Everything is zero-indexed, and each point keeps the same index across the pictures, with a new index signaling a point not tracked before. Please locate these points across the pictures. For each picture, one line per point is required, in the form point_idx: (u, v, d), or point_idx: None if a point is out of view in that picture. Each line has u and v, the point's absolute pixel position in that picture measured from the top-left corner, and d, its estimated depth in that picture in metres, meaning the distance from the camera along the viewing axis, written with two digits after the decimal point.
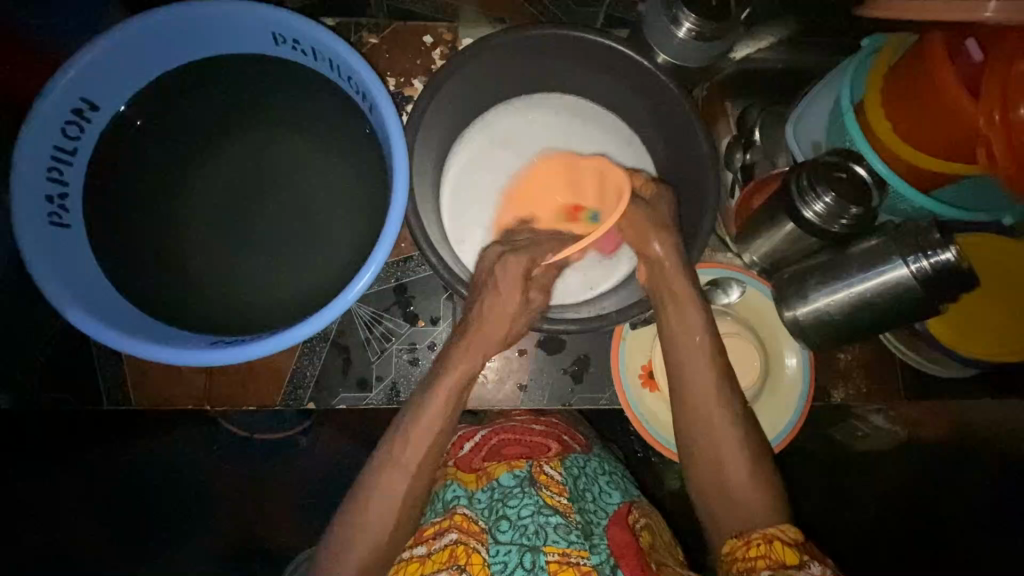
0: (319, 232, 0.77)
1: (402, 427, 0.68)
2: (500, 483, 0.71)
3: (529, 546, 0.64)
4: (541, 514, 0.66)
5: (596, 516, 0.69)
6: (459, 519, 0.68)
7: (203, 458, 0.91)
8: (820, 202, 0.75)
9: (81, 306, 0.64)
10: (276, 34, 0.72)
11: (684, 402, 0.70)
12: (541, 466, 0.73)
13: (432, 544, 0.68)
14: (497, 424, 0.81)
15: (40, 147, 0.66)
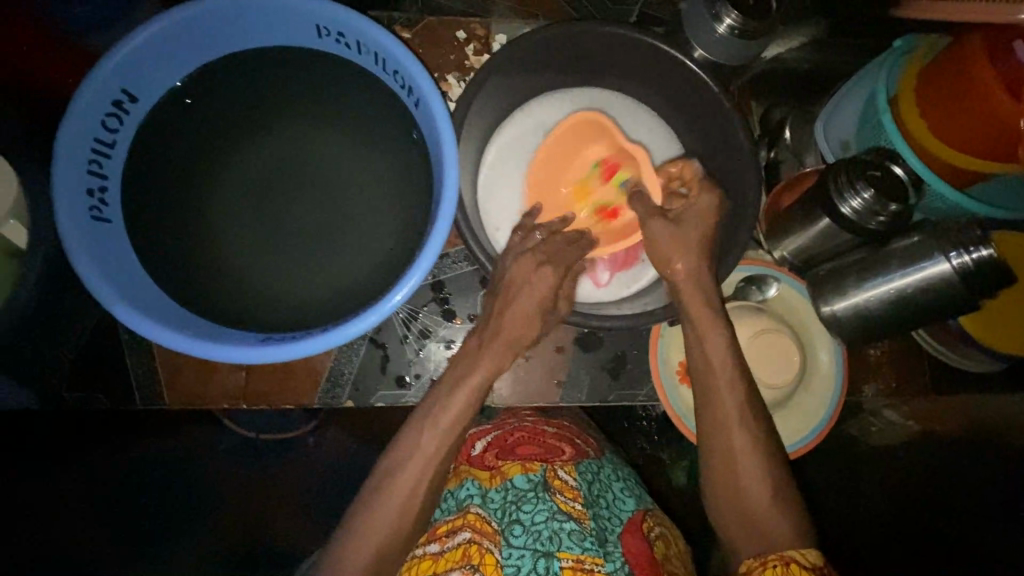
0: (360, 228, 0.76)
1: (423, 417, 0.70)
2: (514, 483, 0.71)
3: (542, 552, 0.66)
4: (555, 519, 0.68)
5: (610, 523, 0.70)
6: (472, 518, 0.69)
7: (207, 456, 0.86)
8: (858, 198, 0.76)
9: (127, 300, 0.62)
10: (321, 26, 0.70)
11: (713, 411, 0.72)
12: (556, 470, 0.73)
13: (445, 542, 0.69)
14: (507, 424, 0.81)
15: (81, 139, 0.65)
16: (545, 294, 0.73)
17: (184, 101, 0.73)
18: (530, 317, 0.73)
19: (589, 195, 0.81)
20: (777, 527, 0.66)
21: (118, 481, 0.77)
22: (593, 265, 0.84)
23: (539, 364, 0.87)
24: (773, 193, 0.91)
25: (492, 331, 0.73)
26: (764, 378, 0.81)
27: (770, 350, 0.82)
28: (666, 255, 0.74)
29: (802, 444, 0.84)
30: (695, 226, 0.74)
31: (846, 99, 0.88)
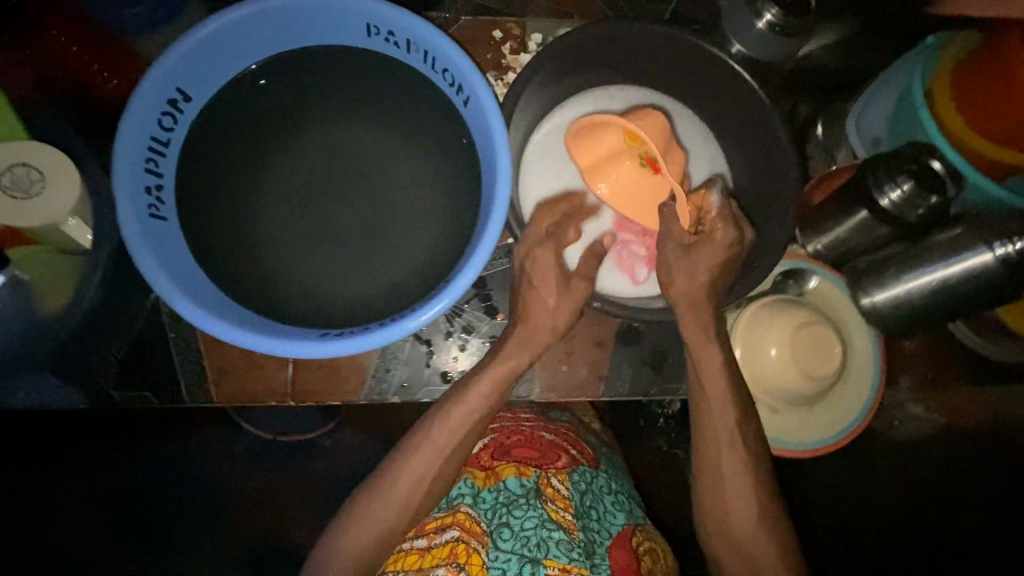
0: (408, 224, 0.76)
1: (433, 419, 0.76)
2: (507, 486, 0.81)
3: (529, 557, 0.74)
4: (544, 527, 0.77)
5: (599, 536, 0.79)
6: (462, 518, 0.79)
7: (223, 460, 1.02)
8: (898, 190, 0.78)
9: (190, 298, 0.63)
10: (372, 25, 0.71)
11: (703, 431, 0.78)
12: (549, 478, 0.82)
13: (433, 538, 0.78)
14: (509, 427, 0.89)
15: (140, 138, 0.65)
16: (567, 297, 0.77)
17: (258, 83, 0.74)
18: (547, 322, 0.78)
19: (630, 188, 0.79)
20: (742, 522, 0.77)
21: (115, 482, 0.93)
22: (636, 259, 0.85)
23: (580, 358, 0.88)
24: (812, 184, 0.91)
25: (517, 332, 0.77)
26: (806, 367, 0.82)
27: (812, 340, 0.82)
28: (667, 279, 0.77)
29: (834, 441, 0.87)
30: (702, 259, 0.75)
31: (876, 99, 0.89)
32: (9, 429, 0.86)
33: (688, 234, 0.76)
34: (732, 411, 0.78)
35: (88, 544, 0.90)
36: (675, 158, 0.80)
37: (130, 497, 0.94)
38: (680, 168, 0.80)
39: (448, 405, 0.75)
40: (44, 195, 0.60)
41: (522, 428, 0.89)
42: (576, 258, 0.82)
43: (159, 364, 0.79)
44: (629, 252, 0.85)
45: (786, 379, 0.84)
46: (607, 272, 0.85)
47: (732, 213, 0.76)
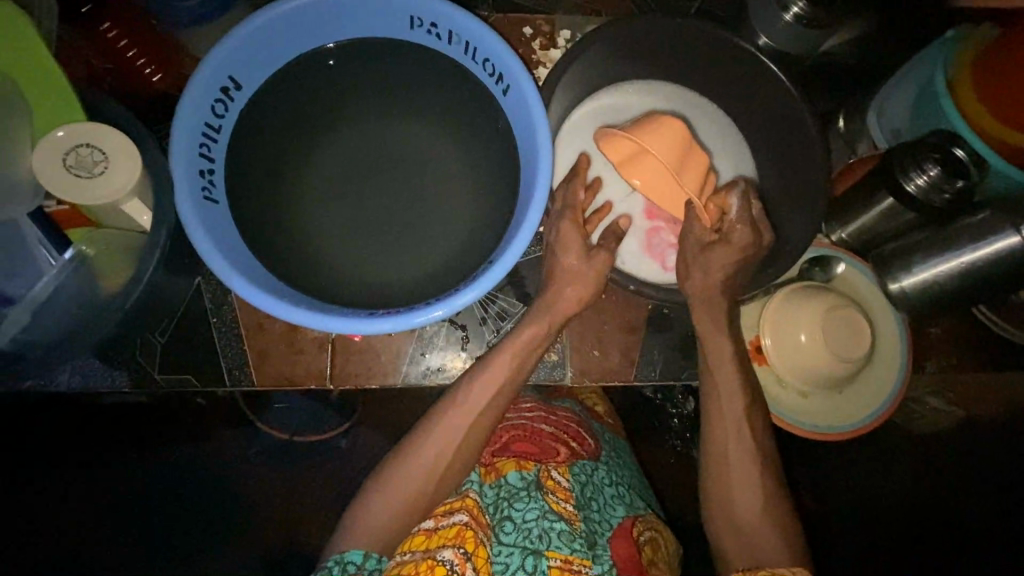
0: (448, 210, 0.78)
1: (450, 402, 0.78)
2: (507, 481, 0.82)
3: (531, 550, 0.77)
4: (546, 519, 0.78)
5: (600, 526, 0.83)
6: (469, 503, 0.79)
7: (242, 462, 1.21)
8: (924, 176, 0.80)
9: (243, 275, 0.64)
10: (415, 17, 0.73)
11: (710, 420, 0.82)
12: (549, 471, 0.84)
13: (441, 520, 0.78)
14: (507, 420, 0.89)
15: (194, 124, 0.67)
16: (597, 277, 0.78)
17: (327, 62, 0.76)
18: (576, 306, 0.79)
19: (659, 188, 0.76)
20: (750, 507, 0.80)
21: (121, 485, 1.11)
22: (665, 246, 0.87)
23: (610, 343, 0.89)
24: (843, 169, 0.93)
25: (546, 309, 0.78)
26: (837, 352, 0.83)
27: (844, 326, 0.83)
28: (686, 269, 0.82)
29: (859, 426, 0.88)
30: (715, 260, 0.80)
31: (896, 91, 0.91)
32: (11, 431, 0.96)
33: (709, 233, 0.80)
34: (739, 402, 0.81)
35: (89, 543, 1.10)
36: (694, 163, 0.79)
37: (132, 498, 1.12)
38: (702, 168, 0.79)
39: (470, 374, 0.77)
40: (106, 175, 0.61)
41: (522, 421, 0.89)
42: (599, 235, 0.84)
43: (201, 347, 0.80)
44: (653, 236, 0.88)
45: (817, 363, 0.85)
46: (637, 258, 0.87)
47: (751, 217, 0.79)
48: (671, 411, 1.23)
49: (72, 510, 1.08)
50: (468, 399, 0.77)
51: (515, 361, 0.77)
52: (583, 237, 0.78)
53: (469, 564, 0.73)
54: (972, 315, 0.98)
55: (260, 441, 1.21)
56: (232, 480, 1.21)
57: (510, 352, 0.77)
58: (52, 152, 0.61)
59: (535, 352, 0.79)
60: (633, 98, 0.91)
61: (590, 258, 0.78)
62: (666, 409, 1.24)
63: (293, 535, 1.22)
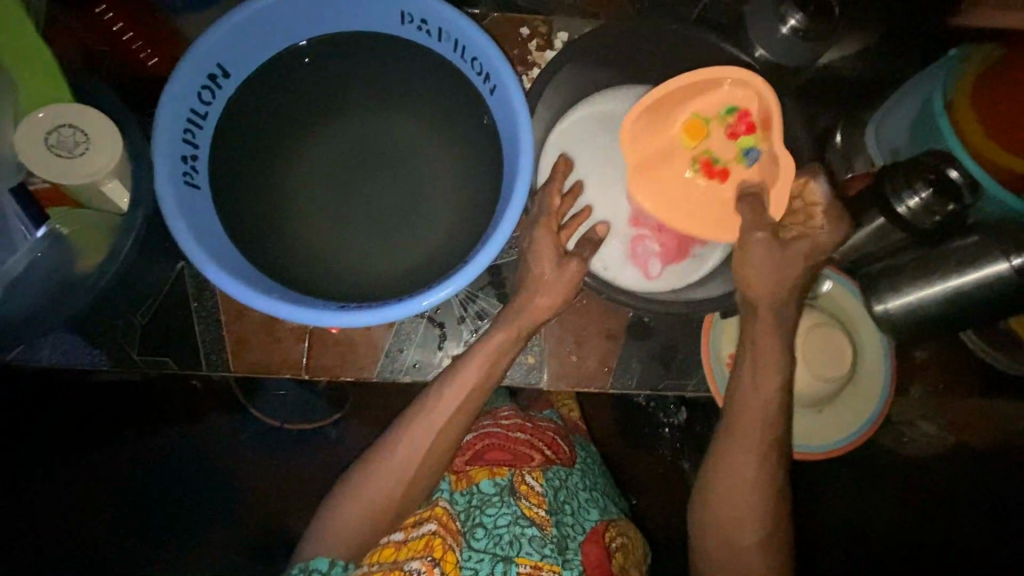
0: (428, 207, 0.78)
1: (427, 401, 0.78)
2: (480, 488, 0.82)
3: (501, 556, 0.76)
4: (517, 524, 0.78)
5: (573, 530, 0.82)
6: (439, 512, 0.80)
7: (231, 447, 1.20)
8: (916, 198, 0.78)
9: (216, 262, 0.65)
10: (405, 13, 0.73)
11: (736, 431, 0.79)
12: (523, 476, 0.83)
13: (411, 531, 0.79)
14: (482, 428, 0.88)
15: (180, 109, 0.67)
16: (569, 284, 0.77)
17: (303, 60, 0.76)
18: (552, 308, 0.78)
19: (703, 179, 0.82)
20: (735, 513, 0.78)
21: (119, 482, 1.13)
22: (645, 254, 0.87)
23: (589, 348, 0.89)
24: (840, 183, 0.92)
25: (517, 310, 0.78)
26: (816, 370, 0.83)
27: (823, 345, 0.83)
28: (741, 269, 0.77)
29: (840, 445, 0.87)
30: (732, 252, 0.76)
31: (898, 106, 0.88)
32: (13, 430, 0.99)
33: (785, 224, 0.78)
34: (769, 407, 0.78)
35: (89, 542, 1.11)
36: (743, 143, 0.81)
37: (131, 497, 1.14)
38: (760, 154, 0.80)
39: (444, 376, 0.77)
40: (88, 155, 0.62)
41: (498, 430, 0.88)
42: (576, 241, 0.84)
43: (180, 331, 0.81)
44: (632, 244, 0.87)
45: (799, 380, 0.85)
46: (618, 266, 0.87)
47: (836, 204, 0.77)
48: (662, 418, 1.23)
49: (73, 507, 1.10)
50: (443, 399, 0.76)
51: (487, 362, 0.77)
52: (557, 243, 0.78)
53: (437, 572, 0.74)
54: (960, 340, 0.96)
55: (250, 428, 1.21)
56: (216, 474, 1.19)
57: (482, 354, 0.77)
58: (32, 132, 0.61)
59: (508, 354, 0.79)
60: (623, 102, 0.89)
61: (561, 267, 0.77)
62: (656, 416, 1.23)
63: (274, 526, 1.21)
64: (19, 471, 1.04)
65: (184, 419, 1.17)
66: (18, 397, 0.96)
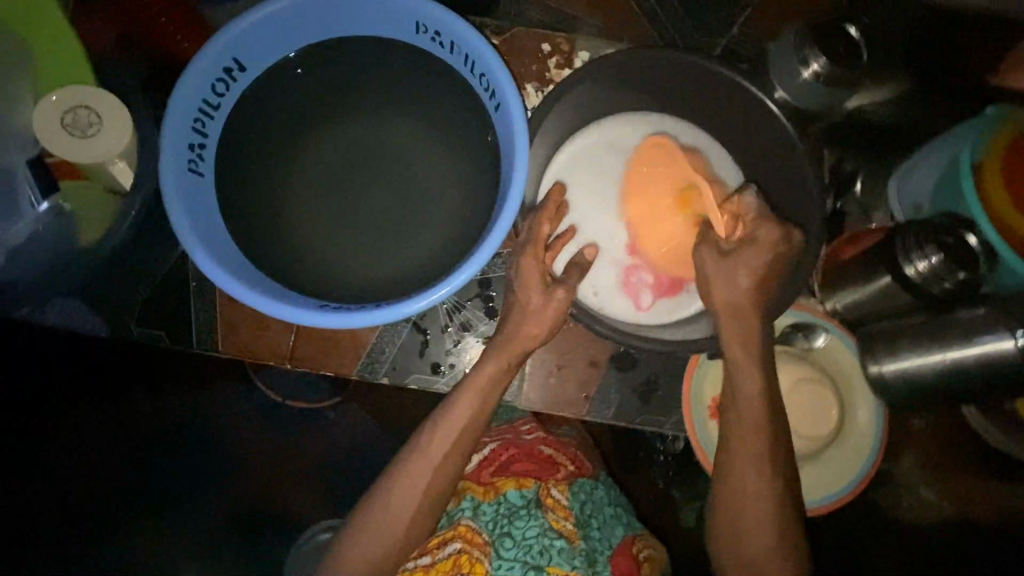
0: (423, 215, 0.79)
1: (427, 428, 0.77)
2: (507, 498, 0.83)
3: (532, 565, 0.77)
4: (546, 536, 0.79)
5: (601, 545, 0.82)
6: (463, 530, 0.80)
7: (224, 423, 1.08)
8: (925, 262, 0.77)
9: (207, 250, 0.67)
10: (420, 23, 0.74)
11: (723, 493, 0.76)
12: (549, 489, 0.85)
13: (436, 554, 0.80)
14: (507, 438, 0.90)
15: (192, 98, 0.70)
16: (555, 315, 0.77)
17: (313, 62, 0.78)
18: (536, 329, 0.77)
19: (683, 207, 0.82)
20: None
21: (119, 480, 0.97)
22: (637, 285, 0.87)
23: (570, 373, 0.88)
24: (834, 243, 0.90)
25: (505, 342, 0.77)
26: (800, 422, 0.82)
27: (807, 398, 0.82)
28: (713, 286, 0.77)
29: (826, 503, 0.85)
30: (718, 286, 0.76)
31: (924, 161, 0.84)
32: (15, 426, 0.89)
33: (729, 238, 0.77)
34: (753, 472, 0.74)
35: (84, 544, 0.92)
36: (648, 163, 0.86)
37: (131, 498, 0.97)
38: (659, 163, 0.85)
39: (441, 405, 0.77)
40: (98, 137, 0.67)
41: (519, 441, 0.90)
42: (563, 263, 0.85)
43: (177, 308, 0.84)
44: (623, 272, 0.87)
45: None
46: (611, 293, 0.86)
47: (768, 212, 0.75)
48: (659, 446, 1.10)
49: (67, 507, 0.92)
50: (442, 426, 0.76)
51: (479, 395, 0.77)
52: (543, 271, 0.77)
53: None
54: (960, 414, 0.96)
55: (256, 397, 1.10)
56: (223, 433, 1.08)
57: (474, 389, 0.77)
58: (49, 113, 0.66)
59: (502, 379, 0.78)
60: (634, 129, 0.89)
61: (549, 294, 0.77)
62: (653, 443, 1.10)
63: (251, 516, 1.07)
64: (19, 468, 0.89)
65: (190, 383, 1.04)
66: (18, 397, 0.89)
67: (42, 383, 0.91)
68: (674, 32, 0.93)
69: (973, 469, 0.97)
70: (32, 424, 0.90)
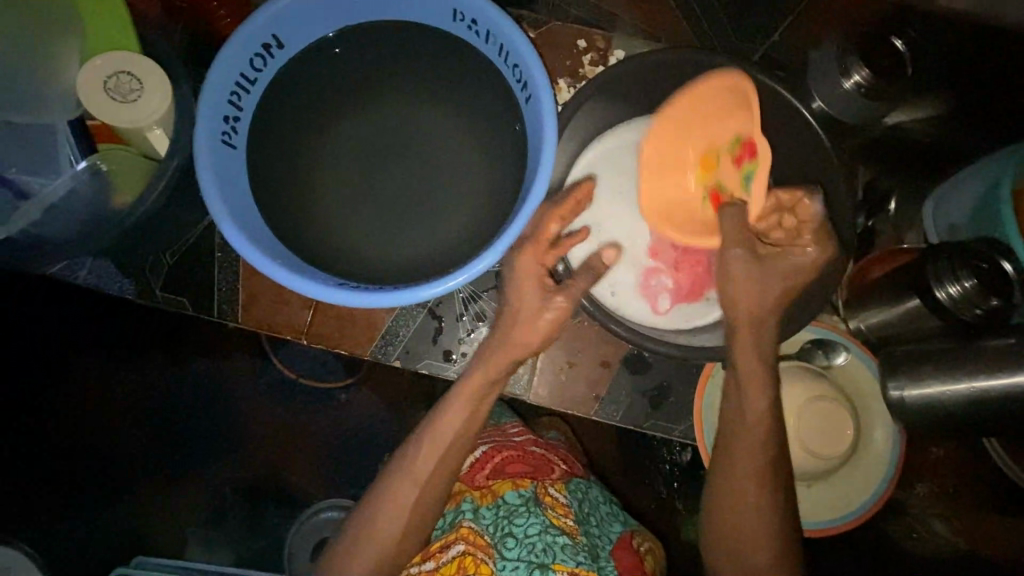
0: (447, 201, 0.79)
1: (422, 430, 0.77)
2: (505, 500, 0.80)
3: (537, 563, 0.74)
4: (548, 533, 0.77)
5: (601, 540, 0.82)
6: (465, 532, 0.78)
7: (237, 389, 1.12)
8: (958, 286, 0.75)
9: (232, 221, 0.68)
10: (457, 11, 0.74)
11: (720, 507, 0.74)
12: (546, 488, 0.83)
13: (440, 557, 0.78)
14: (497, 441, 0.88)
15: (230, 72, 0.71)
16: (547, 328, 0.76)
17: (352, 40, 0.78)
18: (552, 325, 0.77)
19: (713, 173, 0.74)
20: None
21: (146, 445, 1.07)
22: (656, 287, 0.85)
23: (582, 372, 0.88)
24: (858, 265, 0.88)
25: (485, 359, 0.77)
26: (814, 444, 0.80)
27: (822, 418, 0.80)
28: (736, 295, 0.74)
29: (830, 525, 0.83)
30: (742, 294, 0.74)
31: (964, 182, 0.81)
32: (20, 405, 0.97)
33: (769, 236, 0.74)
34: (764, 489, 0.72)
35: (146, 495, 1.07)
36: (715, 119, 0.71)
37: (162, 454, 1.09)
38: (716, 123, 0.71)
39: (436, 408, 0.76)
40: (138, 105, 0.70)
41: (510, 443, 0.88)
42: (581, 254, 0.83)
43: (201, 276, 0.85)
44: (643, 275, 0.86)
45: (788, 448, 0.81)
46: (630, 295, 0.85)
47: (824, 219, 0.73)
48: (665, 456, 1.11)
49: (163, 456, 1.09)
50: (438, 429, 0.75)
51: (473, 400, 0.76)
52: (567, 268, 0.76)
53: None
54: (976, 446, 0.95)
55: (266, 376, 1.12)
56: (230, 403, 1.12)
57: (463, 404, 0.76)
58: (92, 76, 0.69)
59: (495, 384, 0.78)
60: None
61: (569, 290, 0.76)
62: (659, 452, 1.11)
63: (266, 483, 1.13)
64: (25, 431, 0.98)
65: (202, 352, 1.09)
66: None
67: (40, 383, 0.98)
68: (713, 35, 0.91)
69: (986, 502, 0.94)
70: (33, 424, 0.98)
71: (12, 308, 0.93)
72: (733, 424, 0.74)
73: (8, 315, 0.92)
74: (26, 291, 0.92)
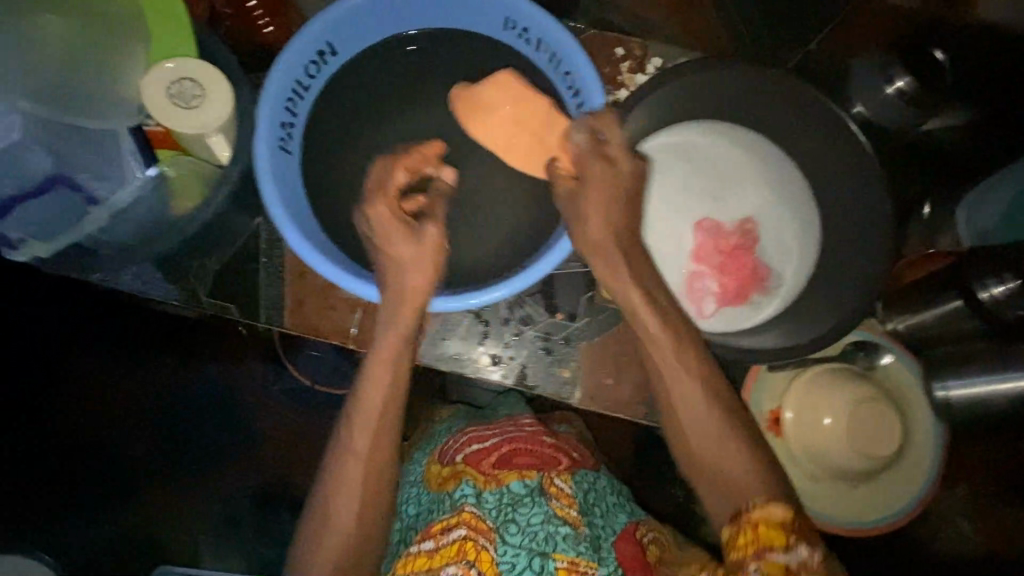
0: (498, 206, 0.80)
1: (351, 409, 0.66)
2: (511, 488, 0.74)
3: (539, 551, 0.70)
4: (551, 523, 0.71)
5: (605, 531, 0.75)
6: (468, 516, 0.70)
7: (259, 392, 1.11)
8: (1000, 288, 0.77)
9: (295, 230, 0.68)
10: (508, 19, 0.76)
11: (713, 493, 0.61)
12: (552, 478, 0.77)
13: (440, 539, 0.70)
14: (508, 432, 0.81)
15: (287, 78, 0.71)
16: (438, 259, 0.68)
17: (403, 50, 0.80)
18: None
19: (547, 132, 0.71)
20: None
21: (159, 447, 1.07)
22: (701, 292, 0.87)
23: (626, 375, 0.88)
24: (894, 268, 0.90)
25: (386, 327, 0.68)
26: (862, 446, 0.81)
27: (875, 422, 0.80)
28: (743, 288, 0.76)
29: (875, 526, 0.85)
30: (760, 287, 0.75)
31: (997, 189, 0.84)
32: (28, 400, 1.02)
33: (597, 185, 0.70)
34: None
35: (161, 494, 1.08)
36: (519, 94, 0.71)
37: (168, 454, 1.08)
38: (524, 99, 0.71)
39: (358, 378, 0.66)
40: (203, 110, 0.70)
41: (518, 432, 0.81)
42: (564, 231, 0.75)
43: (246, 279, 0.86)
44: (689, 278, 0.88)
45: (835, 450, 0.83)
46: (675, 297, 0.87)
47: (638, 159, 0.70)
48: None
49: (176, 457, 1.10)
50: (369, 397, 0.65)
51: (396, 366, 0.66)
52: None
53: None
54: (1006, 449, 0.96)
55: (280, 382, 1.11)
56: (242, 403, 1.11)
57: (385, 365, 0.66)
58: (159, 81, 0.70)
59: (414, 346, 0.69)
60: (708, 138, 0.89)
61: None
62: None
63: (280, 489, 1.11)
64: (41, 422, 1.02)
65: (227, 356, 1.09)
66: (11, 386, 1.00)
67: (40, 383, 1.02)
68: (749, 44, 0.93)
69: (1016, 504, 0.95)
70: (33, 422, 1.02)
71: (14, 308, 0.97)
72: (676, 407, 0.63)
73: (8, 315, 0.97)
74: (27, 291, 0.97)
